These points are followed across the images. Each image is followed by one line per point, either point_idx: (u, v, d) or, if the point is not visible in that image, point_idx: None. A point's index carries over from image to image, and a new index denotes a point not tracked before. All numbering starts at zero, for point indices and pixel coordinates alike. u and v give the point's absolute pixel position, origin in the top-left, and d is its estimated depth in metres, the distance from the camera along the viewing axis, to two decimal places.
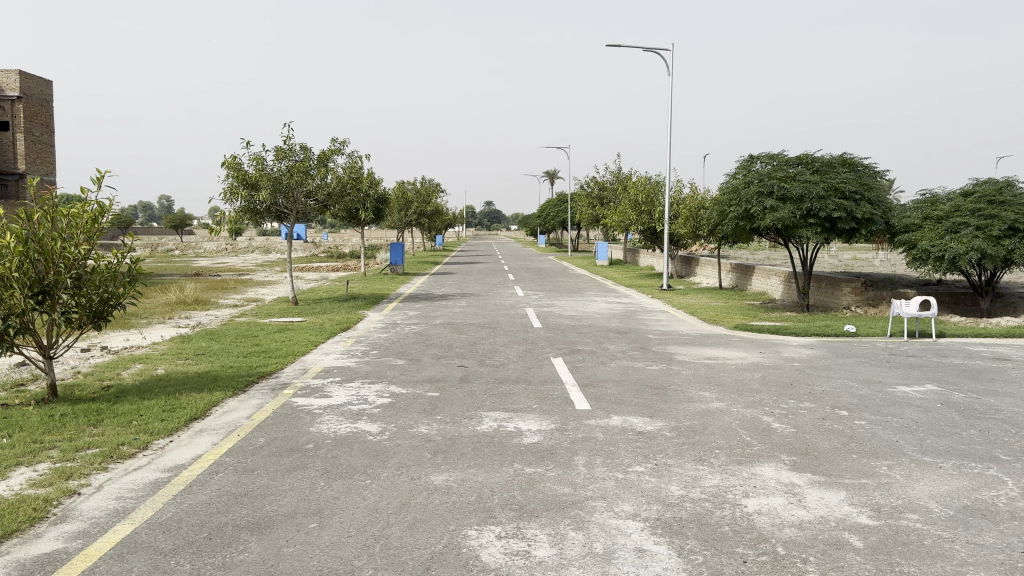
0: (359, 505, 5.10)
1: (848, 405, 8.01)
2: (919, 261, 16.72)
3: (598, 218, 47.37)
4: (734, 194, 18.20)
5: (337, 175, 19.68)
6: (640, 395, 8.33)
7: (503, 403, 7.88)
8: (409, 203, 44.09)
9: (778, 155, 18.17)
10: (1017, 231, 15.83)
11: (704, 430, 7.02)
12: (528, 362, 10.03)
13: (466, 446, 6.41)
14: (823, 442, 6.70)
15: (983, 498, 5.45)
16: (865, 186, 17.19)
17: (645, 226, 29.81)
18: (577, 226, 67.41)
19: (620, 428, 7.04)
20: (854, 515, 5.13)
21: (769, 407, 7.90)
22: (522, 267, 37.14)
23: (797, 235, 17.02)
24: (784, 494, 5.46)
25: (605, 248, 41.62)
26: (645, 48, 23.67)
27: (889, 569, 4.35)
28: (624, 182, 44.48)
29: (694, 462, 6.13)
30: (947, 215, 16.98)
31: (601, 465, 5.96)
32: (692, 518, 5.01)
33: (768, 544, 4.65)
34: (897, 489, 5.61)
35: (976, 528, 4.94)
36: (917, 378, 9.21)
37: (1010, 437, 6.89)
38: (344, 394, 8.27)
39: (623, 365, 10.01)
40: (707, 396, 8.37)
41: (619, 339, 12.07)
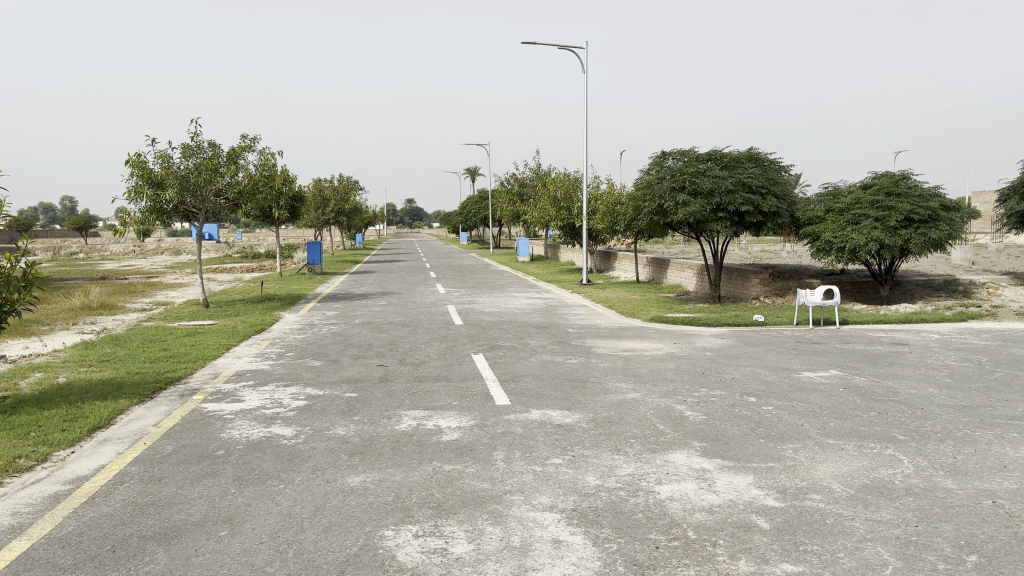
0: (272, 511, 4.98)
1: (756, 391, 8.30)
2: (822, 252, 17.51)
3: (518, 214, 47.75)
4: (648, 189, 18.55)
5: (248, 172, 19.15)
6: (559, 389, 8.42)
7: (422, 402, 7.84)
8: (326, 202, 43.26)
9: (689, 152, 18.55)
10: (912, 222, 16.67)
11: (620, 420, 7.15)
12: (447, 360, 10.01)
13: (383, 446, 6.35)
14: (732, 428, 6.92)
15: (882, 477, 5.73)
16: (771, 180, 17.83)
17: (565, 222, 30.13)
18: (499, 223, 67.95)
19: (538, 421, 7.10)
20: (761, 498, 5.31)
21: (681, 396, 8.11)
22: (443, 266, 34.68)
23: (707, 229, 17.57)
24: (695, 480, 5.62)
25: (526, 245, 41.94)
26: (560, 45, 23.90)
27: (794, 549, 4.52)
28: (543, 177, 45.07)
29: (609, 452, 6.24)
30: (848, 207, 17.77)
31: (519, 459, 6.00)
32: (606, 507, 5.10)
33: (679, 529, 4.77)
34: (801, 471, 5.83)
35: (874, 505, 5.19)
36: (820, 364, 9.60)
37: (906, 417, 7.27)
38: (257, 398, 8.07)
39: (542, 360, 10.08)
40: (624, 387, 8.52)
41: (538, 334, 12.15)
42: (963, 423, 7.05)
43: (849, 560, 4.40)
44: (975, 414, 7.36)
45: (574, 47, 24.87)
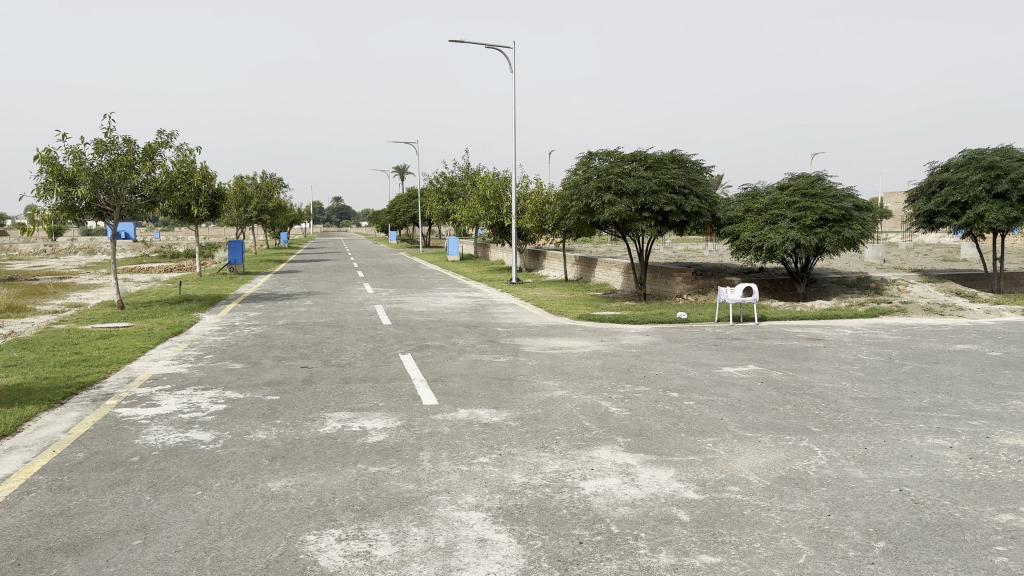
0: (188, 519, 4.84)
1: (679, 387, 8.50)
2: (742, 250, 18.06)
3: (447, 213, 47.64)
4: (575, 189, 18.72)
5: (165, 169, 18.54)
6: (487, 388, 8.43)
7: (347, 403, 7.74)
8: (248, 199, 42.28)
9: (614, 152, 18.81)
10: (826, 222, 17.31)
11: (547, 418, 7.21)
12: (374, 361, 9.90)
13: (306, 449, 6.24)
14: (656, 423, 7.07)
15: (796, 468, 5.94)
16: (693, 181, 18.26)
17: (494, 221, 30.23)
18: (427, 222, 67.64)
19: (465, 420, 7.10)
20: (681, 491, 5.43)
21: (607, 393, 8.23)
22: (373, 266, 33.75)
23: (632, 228, 17.89)
24: (619, 474, 5.71)
25: (455, 244, 41.85)
26: (487, 45, 23.85)
27: (712, 540, 4.65)
28: (472, 176, 45.10)
29: (536, 449, 6.28)
30: (766, 208, 18.34)
31: (445, 459, 5.97)
32: (532, 504, 5.13)
33: (603, 524, 4.84)
34: (721, 464, 6.00)
35: (789, 496, 5.37)
36: (740, 359, 9.89)
37: (820, 409, 7.56)
38: (175, 402, 7.82)
39: (470, 359, 10.07)
40: (551, 385, 8.59)
41: (467, 333, 12.15)
42: (873, 415, 7.37)
43: (765, 550, 4.54)
44: (884, 406, 7.70)
45: (502, 47, 24.98)
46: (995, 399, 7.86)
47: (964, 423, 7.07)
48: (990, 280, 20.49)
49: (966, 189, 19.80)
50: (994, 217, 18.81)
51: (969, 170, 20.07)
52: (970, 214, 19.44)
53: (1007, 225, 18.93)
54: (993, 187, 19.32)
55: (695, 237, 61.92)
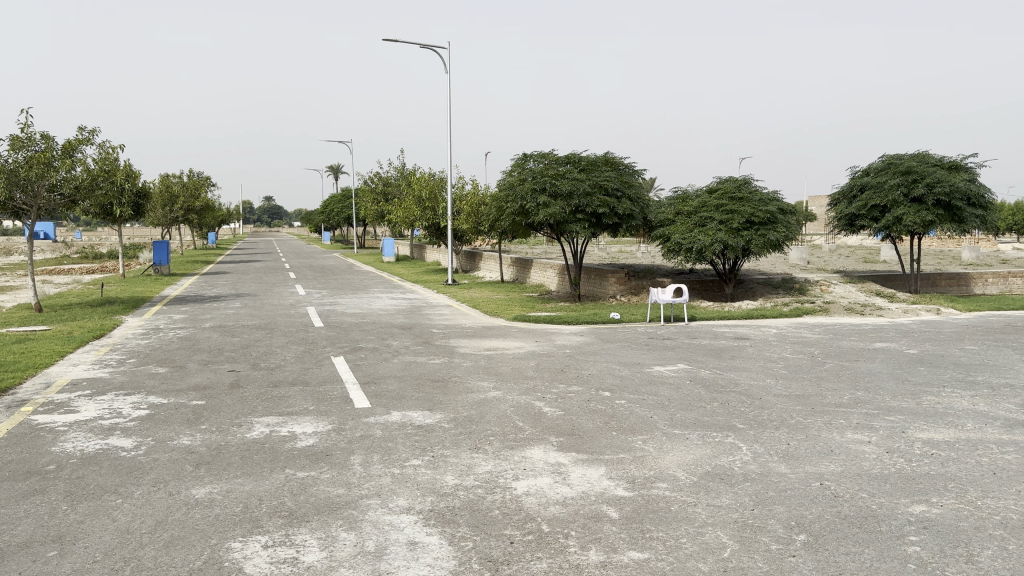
0: (107, 528, 4.68)
1: (611, 386, 8.62)
2: (673, 252, 18.43)
3: (382, 214, 47.27)
4: (511, 190, 18.79)
5: (86, 167, 17.87)
6: (421, 390, 8.39)
7: (277, 407, 7.61)
8: (174, 198, 41.14)
9: (549, 154, 18.94)
10: (753, 224, 17.79)
11: (480, 419, 7.22)
12: (305, 364, 9.75)
13: (233, 455, 6.10)
14: (588, 422, 7.16)
15: (722, 464, 6.10)
16: (625, 183, 18.54)
17: (430, 222, 30.12)
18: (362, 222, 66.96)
19: (398, 423, 7.05)
20: (611, 488, 5.52)
21: (540, 393, 8.29)
22: (303, 266, 34.08)
23: (567, 230, 18.07)
24: (551, 474, 5.76)
25: (391, 245, 41.56)
26: (421, 45, 23.74)
27: (640, 536, 4.74)
28: (408, 177, 44.86)
29: (469, 450, 6.29)
30: (696, 210, 18.74)
31: (376, 463, 5.92)
32: (464, 505, 5.14)
33: (534, 523, 4.88)
34: (650, 461, 6.12)
35: (715, 491, 5.52)
36: (670, 359, 10.09)
37: (746, 407, 7.78)
38: (94, 408, 7.55)
39: (405, 360, 10.01)
40: (485, 386, 8.61)
41: (401, 335, 12.07)
42: (796, 411, 7.62)
43: (691, 545, 4.65)
44: (806, 402, 7.98)
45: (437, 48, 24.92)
46: (910, 394, 8.22)
47: (881, 418, 7.37)
48: (907, 281, 21.41)
49: (885, 193, 20.62)
50: (911, 220, 19.67)
51: (888, 175, 20.90)
52: (889, 217, 20.26)
53: (923, 227, 19.81)
54: (910, 192, 20.22)
55: (630, 240, 62.86)
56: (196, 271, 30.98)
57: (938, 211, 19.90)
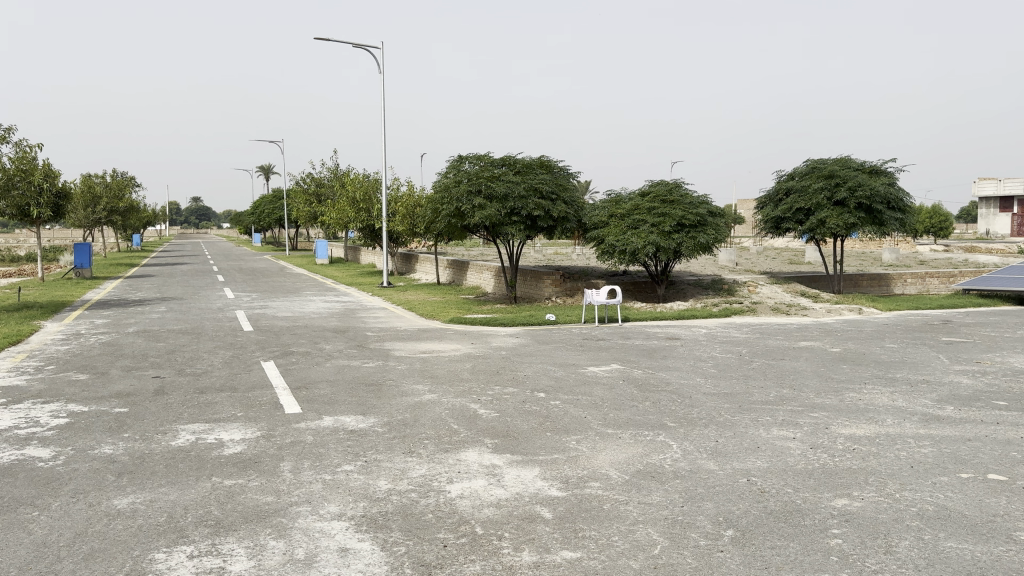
0: (22, 541, 4.48)
1: (546, 387, 8.67)
2: (606, 254, 18.65)
3: (315, 216, 46.58)
4: (446, 193, 18.72)
5: (3, 166, 17.10)
6: (354, 394, 8.27)
7: (204, 414, 7.40)
8: (97, 199, 39.91)
9: (484, 156, 18.94)
10: (684, 227, 18.17)
11: (414, 422, 7.16)
12: (234, 369, 9.52)
13: (157, 464, 5.92)
14: (522, 423, 7.18)
15: (653, 462, 6.20)
16: (560, 186, 18.72)
17: (364, 223, 29.77)
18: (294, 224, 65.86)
19: (330, 428, 6.94)
20: (545, 489, 5.55)
21: (475, 395, 8.27)
22: (233, 266, 35.40)
23: (502, 232, 18.13)
24: (485, 476, 5.76)
25: (324, 247, 40.99)
26: (355, 44, 23.54)
27: (573, 536, 4.78)
28: (341, 178, 44.34)
29: (402, 454, 6.23)
30: (628, 213, 19.01)
31: (307, 469, 5.82)
32: (397, 510, 5.09)
33: (467, 526, 4.87)
34: (583, 461, 6.17)
35: (646, 489, 5.60)
36: (604, 359, 10.20)
37: (676, 405, 7.92)
38: (9, 418, 7.21)
39: (338, 364, 9.87)
40: (420, 389, 8.54)
41: (334, 339, 11.89)
42: (725, 409, 7.79)
43: (623, 543, 4.71)
44: (734, 400, 8.17)
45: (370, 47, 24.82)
46: (833, 391, 8.50)
47: (805, 415, 7.60)
48: (831, 282, 22.15)
49: (809, 196, 21.28)
50: (834, 223, 20.35)
51: (812, 179, 21.58)
52: (814, 220, 20.91)
53: (845, 230, 20.52)
54: (833, 195, 20.88)
55: (564, 243, 63.34)
56: (121, 270, 31.77)
57: (859, 215, 20.64)
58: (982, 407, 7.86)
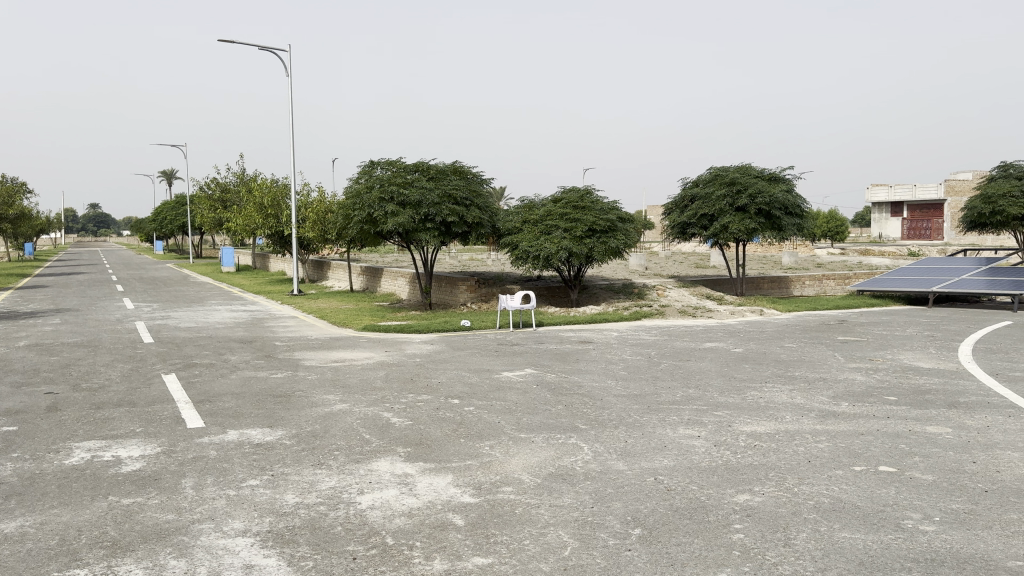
0: None
1: (460, 393, 8.66)
2: (521, 259, 18.77)
3: (220, 222, 45.33)
4: (358, 199, 18.47)
5: None
6: (261, 406, 8.05)
7: (100, 431, 7.07)
8: None
9: (396, 162, 18.79)
10: (595, 233, 18.51)
11: (324, 433, 7.03)
12: (133, 383, 9.12)
13: (48, 484, 5.61)
14: (435, 430, 7.15)
15: (565, 464, 6.27)
16: (474, 192, 18.79)
17: (273, 230, 29.10)
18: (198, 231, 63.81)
19: (235, 442, 6.74)
20: (457, 496, 5.54)
21: (388, 404, 8.18)
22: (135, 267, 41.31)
23: (416, 238, 18.03)
24: (397, 485, 5.70)
25: (230, 255, 39.89)
26: (260, 46, 23.13)
27: (485, 542, 4.78)
28: (247, 183, 43.32)
29: (311, 466, 6.10)
30: (541, 219, 19.20)
31: (210, 485, 5.63)
32: (304, 524, 4.98)
33: (377, 537, 4.81)
34: (495, 466, 6.19)
35: (557, 492, 5.66)
36: (518, 364, 10.27)
37: (588, 408, 8.05)
38: None
39: (244, 376, 9.59)
40: (331, 399, 8.39)
41: (241, 349, 11.57)
42: (634, 410, 7.96)
43: (534, 546, 4.75)
44: (644, 401, 8.36)
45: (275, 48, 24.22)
46: (736, 390, 8.81)
47: (710, 414, 7.84)
48: (735, 284, 22.95)
49: (713, 202, 21.99)
50: (737, 228, 21.09)
51: (715, 186, 22.28)
52: (717, 225, 21.61)
53: (747, 234, 21.30)
54: (735, 202, 21.64)
55: (477, 249, 63.46)
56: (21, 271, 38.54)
57: (759, 220, 21.47)
58: (874, 402, 8.28)
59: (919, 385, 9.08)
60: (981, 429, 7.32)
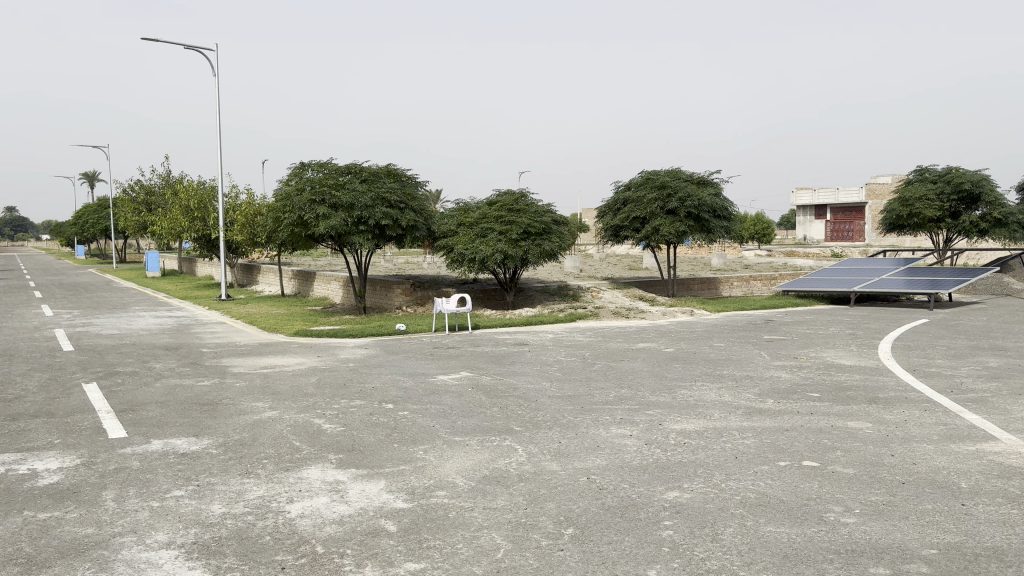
0: None
1: (394, 398, 8.60)
2: (456, 262, 18.75)
3: (145, 225, 43.92)
4: (288, 201, 18.17)
5: None
6: (187, 415, 7.84)
7: (15, 443, 6.77)
8: None
9: (327, 164, 18.54)
10: (530, 235, 18.62)
11: (253, 441, 6.90)
12: (51, 393, 8.77)
13: None
14: (368, 436, 7.08)
15: (499, 466, 6.30)
16: (408, 195, 18.69)
17: (199, 233, 28.35)
18: (121, 235, 61.68)
19: (159, 452, 6.55)
20: (390, 502, 5.50)
21: (319, 410, 8.07)
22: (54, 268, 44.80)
23: (349, 241, 17.84)
24: (328, 493, 5.63)
25: (155, 259, 38.68)
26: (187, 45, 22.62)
27: (417, 547, 4.75)
28: (173, 186, 42.09)
29: (239, 476, 5.98)
30: (476, 222, 19.19)
31: (133, 497, 5.46)
32: (231, 534, 4.87)
33: (307, 546, 4.74)
34: (429, 470, 6.17)
35: (491, 494, 5.68)
36: (453, 367, 10.26)
37: (522, 409, 8.10)
38: None
39: (169, 384, 9.32)
40: (260, 406, 8.23)
41: (167, 356, 11.24)
42: (568, 411, 8.04)
43: (466, 549, 4.75)
44: (577, 401, 8.45)
45: (200, 48, 23.66)
46: (668, 389, 8.99)
47: (641, 413, 7.98)
48: (667, 285, 23.37)
49: (644, 205, 22.35)
50: (667, 231, 21.48)
51: (646, 189, 22.64)
52: (649, 228, 21.97)
53: (677, 237, 21.72)
54: (666, 205, 22.04)
55: (411, 252, 63.02)
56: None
57: (689, 223, 21.92)
58: (798, 399, 8.55)
59: (840, 381, 9.42)
60: (898, 423, 7.64)
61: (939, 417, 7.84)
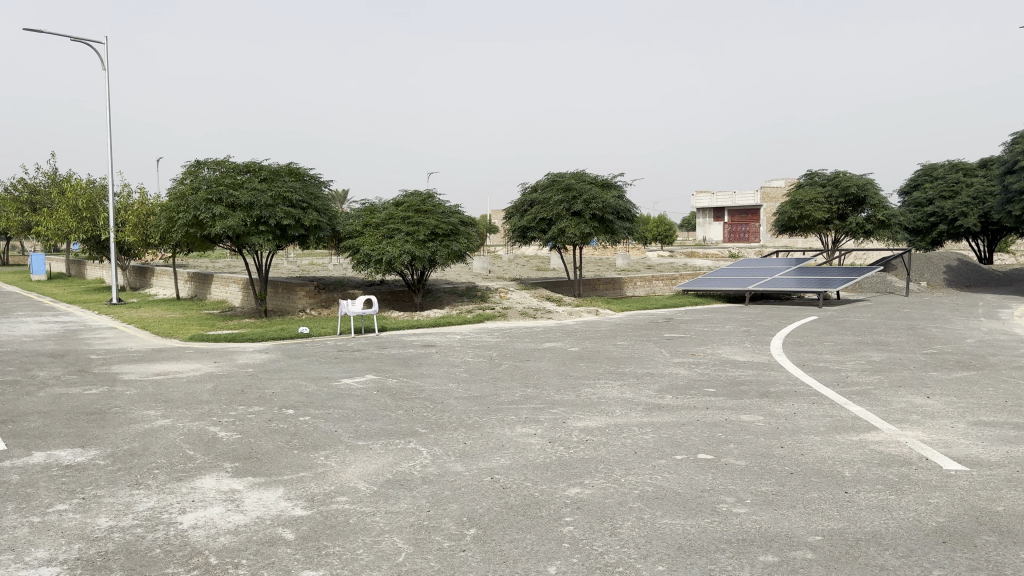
0: None
1: (296, 402, 8.45)
2: (362, 263, 18.55)
3: (29, 226, 41.52)
4: (182, 200, 17.58)
5: None
6: (73, 425, 7.47)
7: None
8: None
9: (225, 162, 18.03)
10: (437, 236, 18.60)
11: (144, 452, 6.64)
12: None
13: None
14: (267, 443, 6.94)
15: (402, 469, 6.28)
16: (310, 195, 18.37)
17: (88, 235, 27.02)
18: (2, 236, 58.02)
19: (40, 465, 6.23)
20: (288, 509, 5.41)
21: (216, 417, 7.84)
22: None
23: (248, 242, 17.40)
24: (222, 503, 5.48)
25: (40, 261, 36.53)
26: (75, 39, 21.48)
27: (315, 555, 4.69)
28: (60, 184, 39.90)
29: (128, 487, 5.75)
30: (383, 222, 18.99)
31: (10, 513, 5.18)
32: (119, 548, 4.70)
33: (199, 557, 4.62)
34: (331, 476, 6.10)
35: (393, 498, 5.66)
36: (358, 370, 10.14)
37: (427, 411, 8.09)
38: None
39: (53, 393, 8.85)
40: (152, 415, 7.93)
41: (51, 364, 10.67)
42: (473, 412, 8.08)
43: (367, 554, 4.73)
44: (483, 402, 8.52)
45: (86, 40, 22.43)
46: (572, 388, 9.14)
47: (545, 411, 8.09)
48: (573, 286, 23.74)
49: (550, 207, 22.66)
50: (573, 232, 21.84)
51: (552, 191, 22.97)
52: (555, 229, 22.27)
53: (582, 238, 22.11)
54: (571, 207, 22.39)
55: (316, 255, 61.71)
56: None
57: (594, 224, 22.33)
58: (695, 395, 8.86)
59: (734, 377, 9.80)
60: (788, 416, 8.01)
61: (826, 410, 8.27)
